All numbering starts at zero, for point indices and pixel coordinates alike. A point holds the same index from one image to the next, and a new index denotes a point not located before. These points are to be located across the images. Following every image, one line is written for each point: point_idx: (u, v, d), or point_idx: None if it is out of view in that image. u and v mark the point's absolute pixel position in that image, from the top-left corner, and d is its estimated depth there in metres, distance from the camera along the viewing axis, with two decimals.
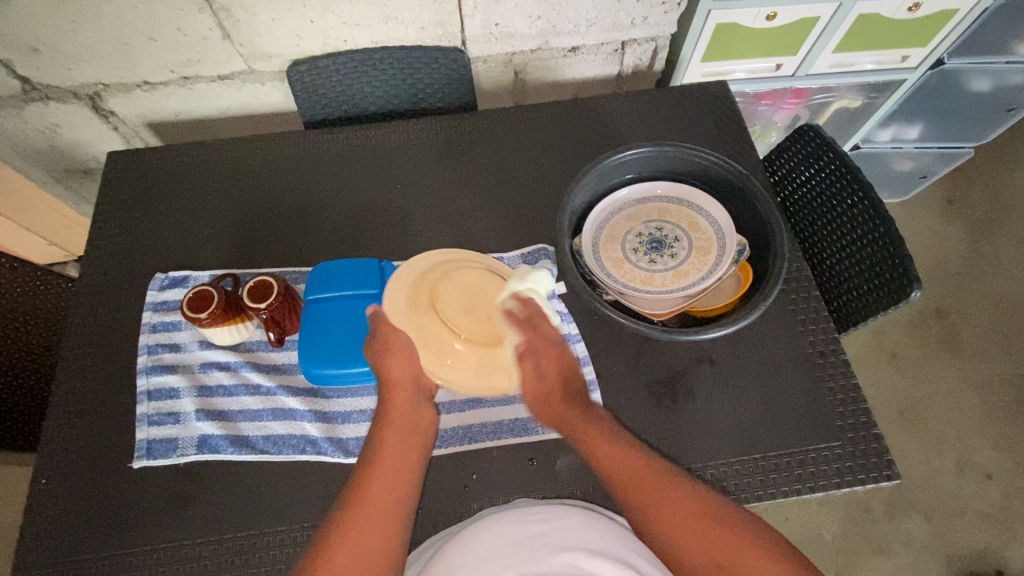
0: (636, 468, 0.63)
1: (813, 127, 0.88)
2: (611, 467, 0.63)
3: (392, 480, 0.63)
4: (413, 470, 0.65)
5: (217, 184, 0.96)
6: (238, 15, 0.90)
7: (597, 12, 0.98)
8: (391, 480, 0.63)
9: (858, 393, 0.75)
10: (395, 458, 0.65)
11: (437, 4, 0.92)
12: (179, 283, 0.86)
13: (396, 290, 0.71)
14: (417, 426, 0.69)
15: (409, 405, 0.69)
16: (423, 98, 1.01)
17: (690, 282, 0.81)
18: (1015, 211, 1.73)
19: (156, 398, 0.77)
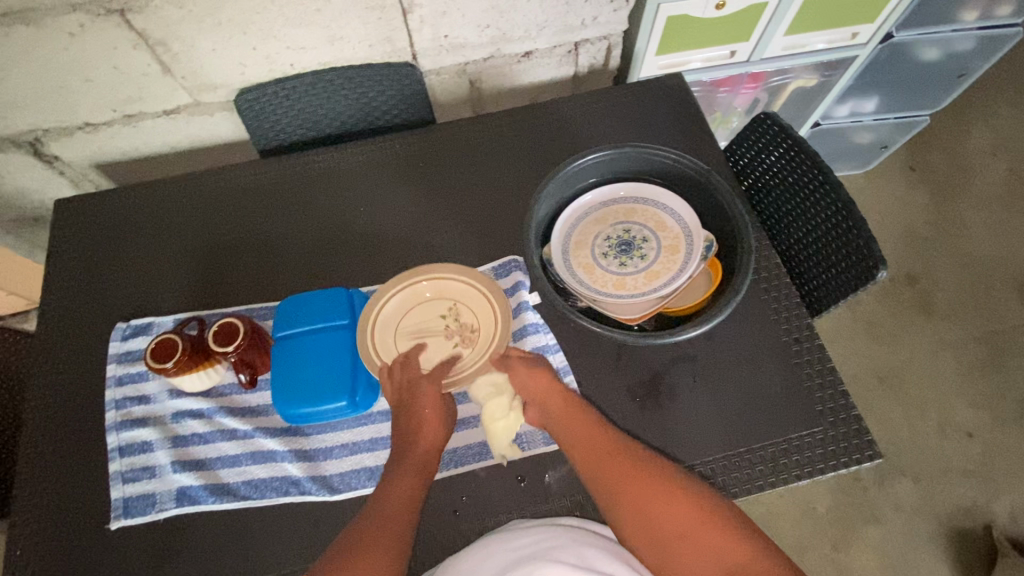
0: (605, 457, 0.65)
1: (768, 115, 0.88)
2: (622, 484, 0.63)
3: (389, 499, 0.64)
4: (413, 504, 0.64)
5: (177, 225, 0.93)
6: (176, 48, 0.84)
7: (546, 16, 0.93)
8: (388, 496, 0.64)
9: (835, 376, 0.76)
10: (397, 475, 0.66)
11: (383, 20, 0.87)
12: (142, 330, 0.83)
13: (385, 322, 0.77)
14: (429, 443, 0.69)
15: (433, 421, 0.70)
16: (379, 116, 0.99)
17: (660, 282, 0.80)
18: (972, 172, 1.77)
19: (129, 454, 0.75)
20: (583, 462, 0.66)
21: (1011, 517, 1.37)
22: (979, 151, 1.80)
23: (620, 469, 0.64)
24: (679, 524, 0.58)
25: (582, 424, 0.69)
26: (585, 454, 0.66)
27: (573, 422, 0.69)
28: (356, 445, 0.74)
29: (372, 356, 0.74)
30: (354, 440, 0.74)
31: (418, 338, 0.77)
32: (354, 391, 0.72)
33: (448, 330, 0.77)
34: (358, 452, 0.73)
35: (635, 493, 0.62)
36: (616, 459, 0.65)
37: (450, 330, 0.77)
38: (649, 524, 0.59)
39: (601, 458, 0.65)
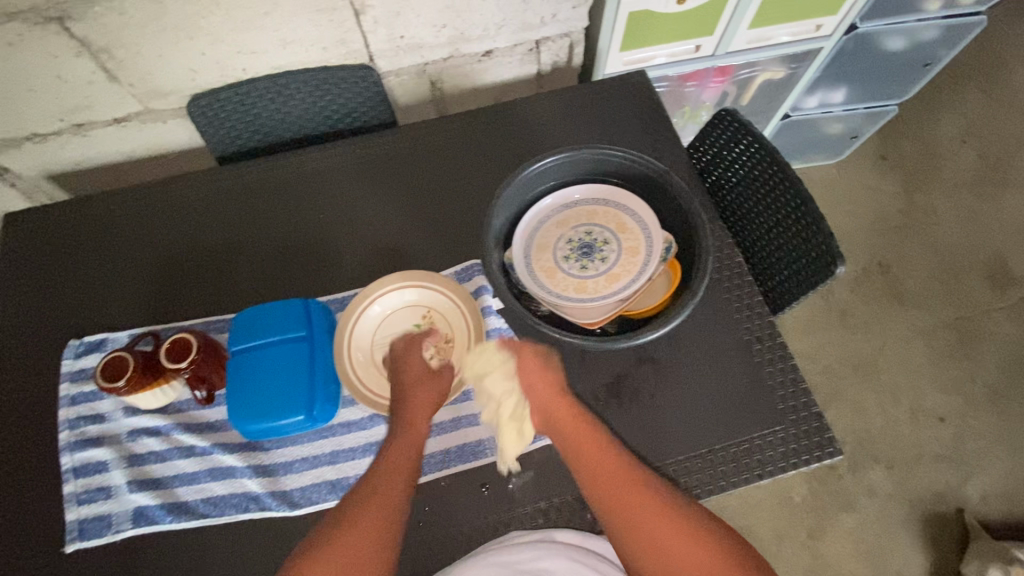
0: (617, 477, 0.63)
1: (728, 111, 0.87)
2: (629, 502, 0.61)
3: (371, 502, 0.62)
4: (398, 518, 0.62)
5: (132, 236, 0.91)
6: (121, 55, 0.82)
7: (503, 14, 0.92)
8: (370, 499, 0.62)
9: (796, 374, 0.76)
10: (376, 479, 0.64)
11: (335, 22, 0.85)
12: (95, 347, 0.81)
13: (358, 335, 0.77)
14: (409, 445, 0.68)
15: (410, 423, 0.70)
16: (338, 120, 0.97)
17: (620, 285, 0.79)
18: (941, 160, 1.79)
19: (84, 475, 0.73)
20: (593, 477, 0.64)
21: (982, 500, 1.40)
22: (948, 138, 1.82)
23: (623, 485, 0.63)
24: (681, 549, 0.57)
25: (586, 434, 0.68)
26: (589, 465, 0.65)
27: (578, 432, 0.68)
28: (317, 458, 0.73)
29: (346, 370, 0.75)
30: (315, 453, 0.73)
31: (393, 347, 0.78)
32: (312, 405, 0.71)
33: (421, 341, 0.78)
34: (319, 466, 0.72)
35: (637, 511, 0.60)
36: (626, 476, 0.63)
37: (425, 341, 0.78)
38: (651, 544, 0.58)
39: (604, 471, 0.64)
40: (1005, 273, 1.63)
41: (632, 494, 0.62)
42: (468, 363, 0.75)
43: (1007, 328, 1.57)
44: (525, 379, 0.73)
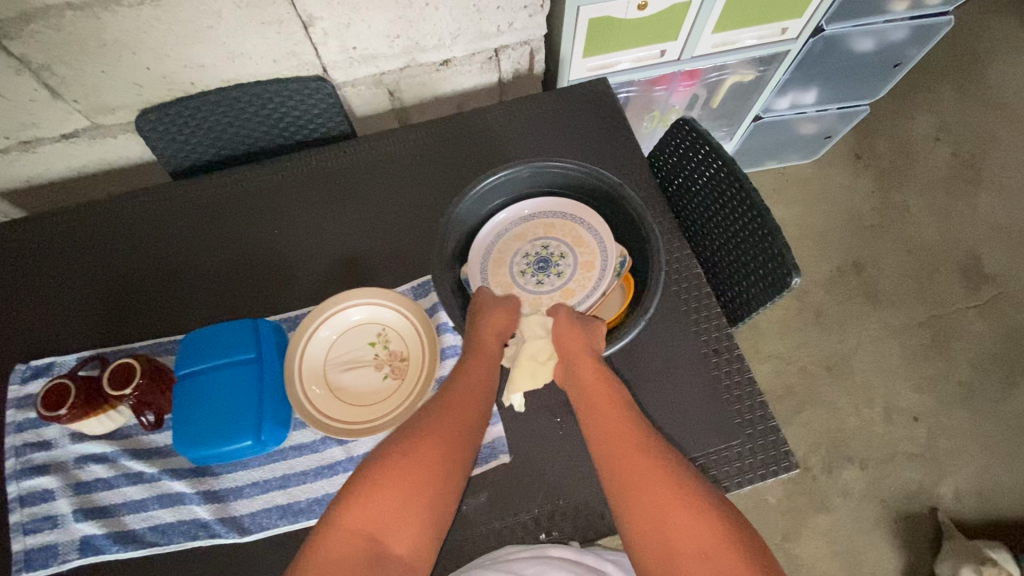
0: (621, 439, 0.64)
1: (686, 121, 0.86)
2: (629, 469, 0.61)
3: (426, 476, 0.60)
4: (418, 511, 0.59)
5: (83, 255, 0.89)
6: (63, 71, 0.79)
7: (458, 24, 0.90)
8: (426, 470, 0.60)
9: (753, 387, 0.76)
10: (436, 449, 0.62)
11: (283, 35, 0.83)
12: (43, 371, 0.79)
13: (312, 352, 0.76)
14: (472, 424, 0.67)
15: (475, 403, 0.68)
16: (294, 132, 0.95)
17: (574, 302, 0.80)
18: (915, 158, 1.79)
19: (29, 504, 0.72)
20: (605, 443, 0.64)
21: (956, 499, 1.41)
22: (922, 136, 1.82)
23: (643, 467, 0.61)
24: (685, 523, 0.56)
25: (613, 413, 0.66)
26: (611, 444, 0.64)
27: (605, 410, 0.67)
28: (268, 482, 0.72)
29: (296, 387, 0.73)
30: (266, 477, 0.72)
31: (347, 366, 0.77)
32: (260, 429, 0.70)
33: (377, 360, 0.77)
34: (269, 490, 0.71)
35: (650, 495, 0.59)
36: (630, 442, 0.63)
37: (380, 359, 0.77)
38: (664, 532, 0.56)
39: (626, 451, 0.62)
40: (977, 271, 1.64)
41: (651, 479, 0.59)
42: (428, 374, 0.74)
43: (979, 326, 1.58)
44: (556, 327, 0.74)
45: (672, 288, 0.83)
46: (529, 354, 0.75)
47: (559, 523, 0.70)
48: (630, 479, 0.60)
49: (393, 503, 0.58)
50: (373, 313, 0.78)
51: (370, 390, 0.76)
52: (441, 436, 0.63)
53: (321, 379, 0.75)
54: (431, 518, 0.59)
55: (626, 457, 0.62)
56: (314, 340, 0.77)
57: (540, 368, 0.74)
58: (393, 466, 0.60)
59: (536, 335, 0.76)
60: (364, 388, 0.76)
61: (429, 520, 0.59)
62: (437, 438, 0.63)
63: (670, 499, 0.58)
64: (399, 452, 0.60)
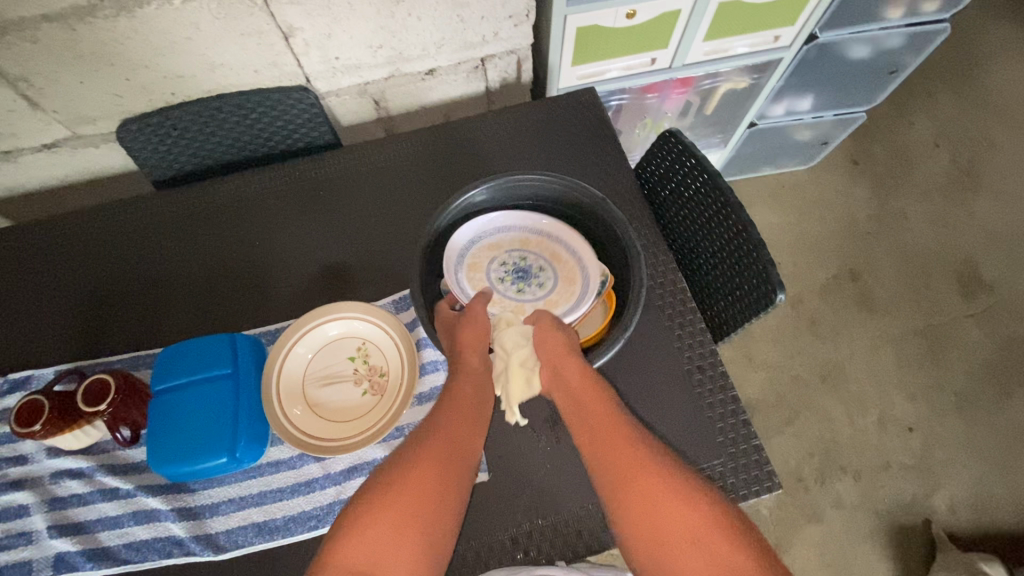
0: (600, 427, 0.65)
1: (671, 133, 0.85)
2: (609, 454, 0.63)
3: (418, 512, 0.58)
4: (413, 539, 0.57)
5: (64, 266, 0.88)
6: (40, 82, 0.79)
7: (441, 34, 0.89)
8: (416, 507, 0.59)
9: (736, 404, 0.75)
10: (424, 483, 0.60)
11: (264, 46, 0.82)
12: (21, 385, 0.79)
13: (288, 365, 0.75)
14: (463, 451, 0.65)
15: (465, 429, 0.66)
16: (277, 142, 0.94)
17: (559, 311, 0.78)
18: (913, 163, 1.77)
19: (4, 520, 0.71)
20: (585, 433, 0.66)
21: (950, 510, 1.39)
22: (920, 142, 1.80)
23: (631, 461, 0.61)
24: (664, 508, 0.58)
25: (596, 407, 0.66)
26: (596, 439, 0.64)
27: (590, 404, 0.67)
28: (244, 499, 0.71)
29: (272, 400, 0.72)
30: (242, 494, 0.71)
31: (325, 381, 0.76)
32: (235, 445, 0.69)
33: (357, 374, 0.76)
34: (245, 507, 0.71)
35: (630, 481, 0.60)
36: (608, 430, 0.64)
37: (359, 374, 0.76)
38: (642, 514, 0.58)
39: (613, 446, 0.63)
40: (975, 279, 1.63)
41: (638, 472, 0.60)
42: (405, 390, 0.73)
43: (976, 335, 1.57)
44: (537, 333, 0.72)
45: (656, 302, 0.82)
46: (518, 362, 0.72)
47: (537, 543, 0.69)
48: (618, 471, 0.61)
49: (385, 529, 0.57)
50: (352, 327, 0.78)
51: (348, 406, 0.75)
52: (427, 468, 0.61)
53: (296, 393, 0.74)
54: (429, 549, 0.58)
55: (614, 452, 0.62)
56: (288, 353, 0.75)
57: (533, 374, 0.72)
58: (384, 492, 0.59)
59: (518, 344, 0.74)
60: (341, 404, 0.75)
61: (428, 557, 0.58)
62: (424, 471, 0.61)
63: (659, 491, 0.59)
64: (388, 485, 0.60)
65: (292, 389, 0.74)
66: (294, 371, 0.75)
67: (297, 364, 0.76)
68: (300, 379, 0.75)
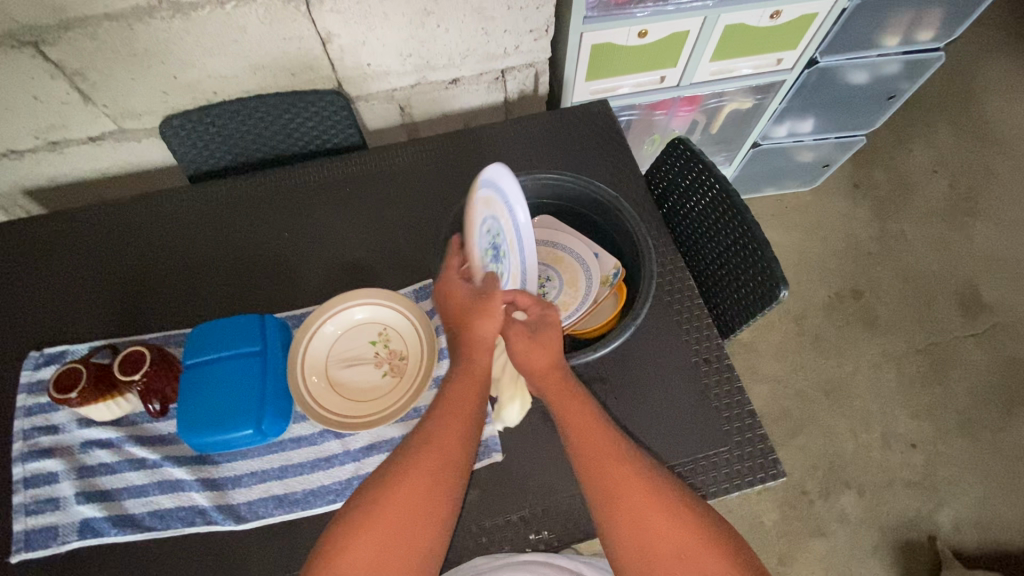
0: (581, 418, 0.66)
1: (680, 140, 0.91)
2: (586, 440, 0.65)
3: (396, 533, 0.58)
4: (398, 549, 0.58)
5: (100, 251, 0.93)
6: (95, 77, 0.85)
7: (468, 45, 0.96)
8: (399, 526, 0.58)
9: (742, 395, 0.78)
10: (415, 497, 0.60)
11: (303, 50, 0.89)
12: (56, 358, 0.82)
13: (309, 351, 0.78)
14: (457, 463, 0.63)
15: (458, 440, 0.65)
16: (307, 142, 1.00)
17: (583, 282, 0.82)
18: (912, 189, 1.83)
19: (34, 485, 0.74)
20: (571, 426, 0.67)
21: (954, 528, 1.39)
22: (919, 168, 1.86)
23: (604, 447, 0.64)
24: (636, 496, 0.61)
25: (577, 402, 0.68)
26: (582, 446, 0.65)
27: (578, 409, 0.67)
28: (266, 472, 0.74)
29: (298, 380, 0.76)
30: (265, 467, 0.74)
31: (347, 363, 0.79)
32: (261, 419, 0.72)
33: (378, 357, 0.80)
34: (268, 480, 0.73)
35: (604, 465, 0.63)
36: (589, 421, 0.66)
37: (381, 358, 0.80)
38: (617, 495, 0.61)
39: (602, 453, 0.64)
40: (974, 300, 1.66)
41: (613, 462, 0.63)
42: (426, 374, 0.76)
43: (976, 355, 1.59)
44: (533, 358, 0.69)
45: (664, 298, 0.85)
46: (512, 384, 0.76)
47: (547, 522, 0.71)
48: (603, 483, 0.62)
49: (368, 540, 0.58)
50: (372, 312, 0.81)
51: (367, 386, 0.78)
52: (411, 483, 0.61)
53: (318, 376, 0.78)
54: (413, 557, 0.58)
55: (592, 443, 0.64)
56: (310, 342, 0.78)
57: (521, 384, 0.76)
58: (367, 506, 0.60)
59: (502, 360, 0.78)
60: (359, 387, 0.78)
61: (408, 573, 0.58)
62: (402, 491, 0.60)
63: (646, 502, 0.60)
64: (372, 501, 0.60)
65: (316, 373, 0.78)
66: (314, 356, 0.78)
67: (321, 348, 0.79)
68: (322, 364, 0.78)
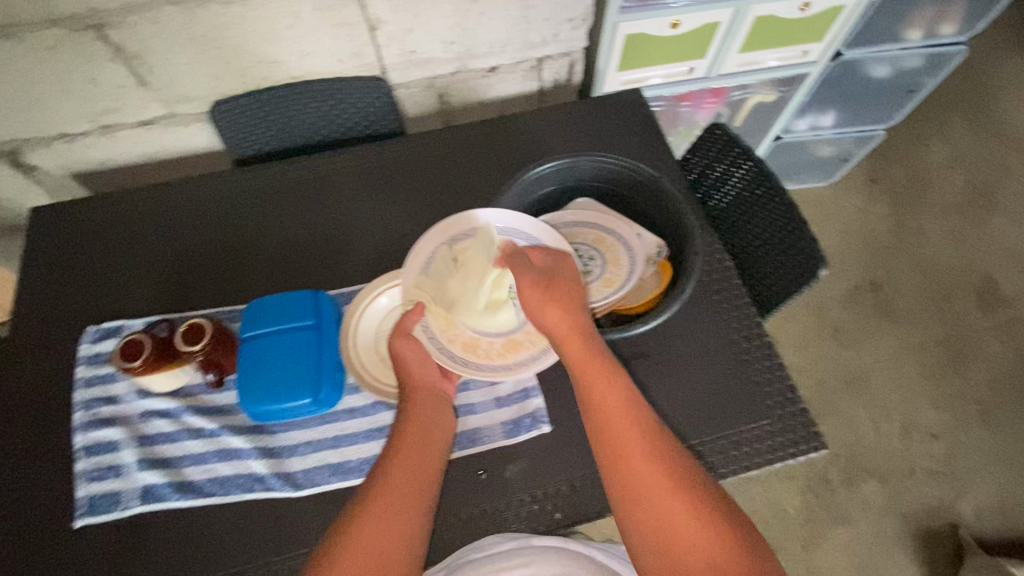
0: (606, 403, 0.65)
1: (718, 125, 0.94)
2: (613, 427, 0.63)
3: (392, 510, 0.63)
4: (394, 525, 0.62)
5: (149, 232, 0.96)
6: (152, 61, 0.88)
7: (508, 33, 0.99)
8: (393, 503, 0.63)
9: (782, 371, 0.80)
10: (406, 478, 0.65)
11: (351, 36, 0.92)
12: (113, 333, 0.85)
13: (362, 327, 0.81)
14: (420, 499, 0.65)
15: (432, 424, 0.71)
16: (349, 128, 1.02)
17: (625, 262, 0.83)
18: (929, 184, 1.85)
19: (95, 453, 0.76)
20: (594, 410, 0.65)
21: (975, 517, 1.41)
22: (936, 163, 1.88)
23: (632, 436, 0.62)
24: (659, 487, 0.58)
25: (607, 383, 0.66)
26: (605, 432, 0.63)
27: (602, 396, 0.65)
28: (321, 441, 0.76)
29: (351, 354, 0.79)
30: (319, 437, 0.76)
31: None
32: (318, 388, 0.74)
33: None
34: (323, 449, 0.76)
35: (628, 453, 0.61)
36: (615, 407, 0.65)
37: None
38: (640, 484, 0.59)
39: (625, 439, 0.62)
40: (992, 293, 1.68)
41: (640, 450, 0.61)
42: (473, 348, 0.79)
43: (996, 347, 1.61)
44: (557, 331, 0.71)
45: (703, 278, 0.88)
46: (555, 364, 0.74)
47: (597, 491, 0.73)
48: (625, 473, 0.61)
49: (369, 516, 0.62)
50: None
51: None
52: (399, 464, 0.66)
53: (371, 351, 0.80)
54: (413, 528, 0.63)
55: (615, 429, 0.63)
56: (361, 318, 0.81)
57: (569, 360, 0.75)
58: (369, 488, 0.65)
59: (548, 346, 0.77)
60: None
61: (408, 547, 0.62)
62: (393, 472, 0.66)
63: (672, 495, 0.58)
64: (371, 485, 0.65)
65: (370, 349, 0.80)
66: (366, 332, 0.81)
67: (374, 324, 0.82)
68: (375, 340, 0.81)
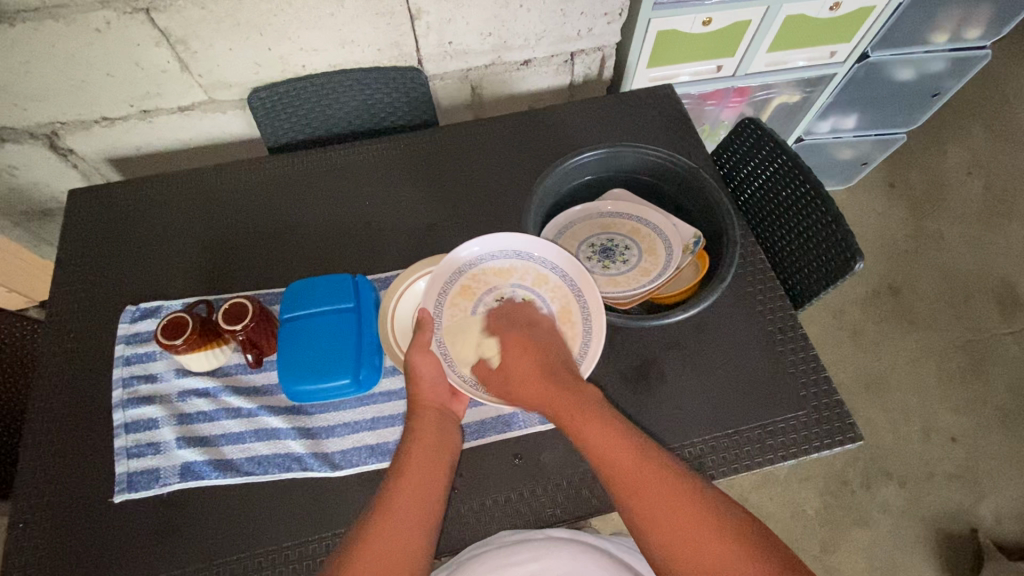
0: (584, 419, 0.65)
1: (751, 120, 0.93)
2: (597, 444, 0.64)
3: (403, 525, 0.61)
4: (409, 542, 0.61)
5: (185, 216, 0.97)
6: (196, 46, 0.89)
7: (544, 26, 1.00)
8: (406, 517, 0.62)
9: (817, 362, 0.80)
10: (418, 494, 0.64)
11: (391, 26, 0.93)
12: (152, 313, 0.86)
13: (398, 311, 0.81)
14: (428, 522, 0.63)
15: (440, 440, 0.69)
16: (383, 117, 1.03)
17: (662, 252, 0.85)
18: (948, 189, 1.85)
19: (135, 430, 0.77)
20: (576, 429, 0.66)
21: (996, 521, 1.40)
22: (955, 169, 1.89)
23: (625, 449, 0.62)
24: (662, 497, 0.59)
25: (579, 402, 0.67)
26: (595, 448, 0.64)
27: (588, 433, 0.64)
28: (359, 423, 0.77)
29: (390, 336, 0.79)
30: (357, 418, 0.77)
31: None
32: (358, 369, 0.75)
33: None
34: (361, 430, 0.76)
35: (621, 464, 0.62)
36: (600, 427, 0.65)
37: None
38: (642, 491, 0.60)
39: (626, 471, 0.61)
40: (1011, 298, 1.68)
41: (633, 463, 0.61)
42: None
43: (1015, 351, 1.60)
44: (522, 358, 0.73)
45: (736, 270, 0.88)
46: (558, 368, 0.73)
47: None
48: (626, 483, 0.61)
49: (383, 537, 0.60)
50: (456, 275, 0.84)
51: None
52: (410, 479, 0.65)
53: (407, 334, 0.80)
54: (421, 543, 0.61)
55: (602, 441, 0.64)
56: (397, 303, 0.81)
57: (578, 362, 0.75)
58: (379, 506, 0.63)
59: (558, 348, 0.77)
60: None
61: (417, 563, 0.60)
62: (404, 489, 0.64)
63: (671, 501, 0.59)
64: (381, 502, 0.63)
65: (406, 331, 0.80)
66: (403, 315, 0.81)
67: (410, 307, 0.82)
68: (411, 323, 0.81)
